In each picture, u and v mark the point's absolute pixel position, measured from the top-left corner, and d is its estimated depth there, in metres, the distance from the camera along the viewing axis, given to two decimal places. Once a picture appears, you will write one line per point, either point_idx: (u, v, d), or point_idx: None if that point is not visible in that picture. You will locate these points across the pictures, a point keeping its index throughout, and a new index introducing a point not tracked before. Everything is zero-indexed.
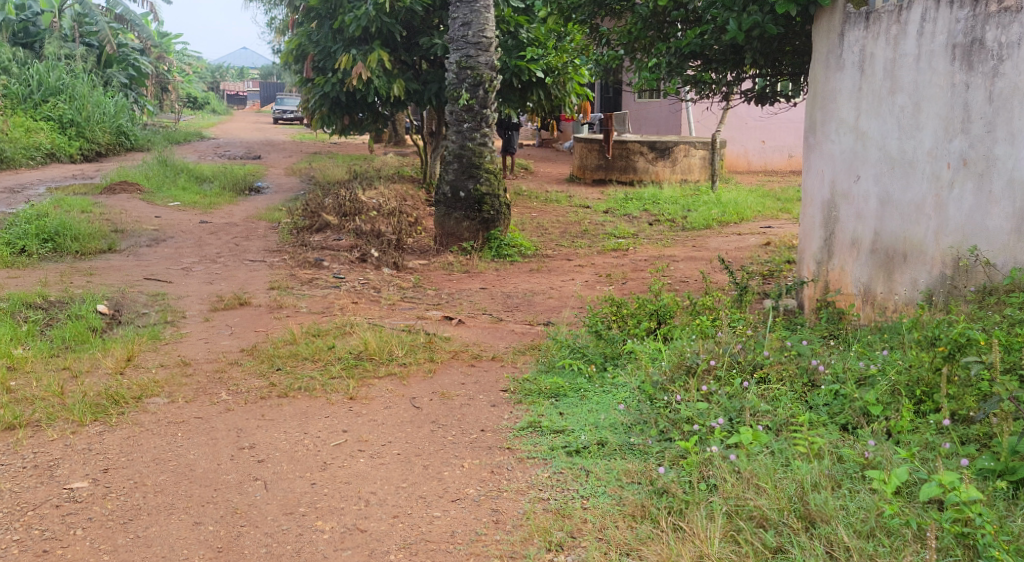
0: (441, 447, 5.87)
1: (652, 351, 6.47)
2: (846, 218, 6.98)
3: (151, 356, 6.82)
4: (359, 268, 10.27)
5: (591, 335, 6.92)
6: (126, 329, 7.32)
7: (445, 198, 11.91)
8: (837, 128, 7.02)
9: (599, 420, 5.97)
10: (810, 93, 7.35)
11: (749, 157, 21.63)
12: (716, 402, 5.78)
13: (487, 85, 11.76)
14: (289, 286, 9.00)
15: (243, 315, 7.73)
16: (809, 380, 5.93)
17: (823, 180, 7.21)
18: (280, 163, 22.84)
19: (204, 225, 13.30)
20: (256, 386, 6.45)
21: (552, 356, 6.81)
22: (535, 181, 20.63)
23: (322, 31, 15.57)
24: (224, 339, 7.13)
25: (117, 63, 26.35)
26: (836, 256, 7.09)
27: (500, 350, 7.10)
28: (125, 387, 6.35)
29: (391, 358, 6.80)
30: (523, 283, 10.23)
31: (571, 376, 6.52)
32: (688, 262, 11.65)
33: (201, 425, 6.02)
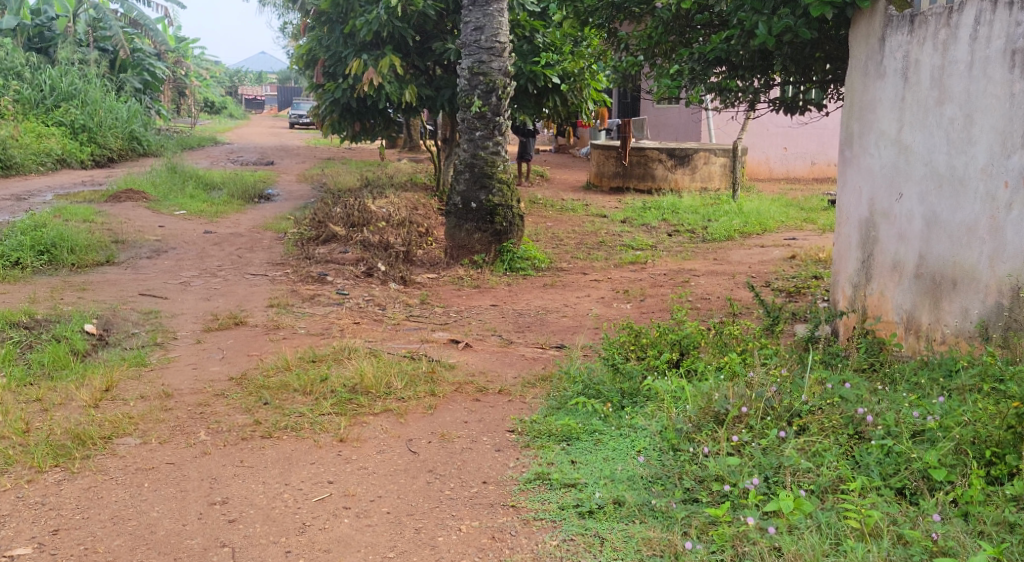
0: (436, 504, 5.37)
1: (674, 391, 5.99)
2: (886, 238, 6.52)
3: (131, 387, 6.40)
4: (364, 283, 9.82)
5: (606, 369, 6.46)
6: (110, 353, 6.88)
7: (456, 209, 11.44)
8: (877, 141, 6.58)
9: (615, 472, 5.49)
10: (847, 103, 6.93)
11: (771, 164, 21.10)
12: (746, 461, 5.31)
13: (500, 91, 11.31)
14: (291, 303, 8.56)
15: (235, 337, 7.28)
16: (855, 431, 5.46)
17: (861, 198, 6.76)
18: (292, 169, 22.43)
19: (210, 234, 12.88)
20: (239, 424, 6.00)
21: (565, 393, 6.35)
22: (552, 188, 20.15)
23: (332, 36, 15.12)
24: (211, 368, 6.69)
25: (132, 68, 26.00)
26: (877, 278, 6.63)
27: (508, 382, 6.64)
28: (96, 425, 5.91)
29: (388, 392, 6.36)
30: (537, 300, 9.75)
31: (585, 416, 6.05)
32: (709, 277, 11.14)
33: (172, 473, 5.55)
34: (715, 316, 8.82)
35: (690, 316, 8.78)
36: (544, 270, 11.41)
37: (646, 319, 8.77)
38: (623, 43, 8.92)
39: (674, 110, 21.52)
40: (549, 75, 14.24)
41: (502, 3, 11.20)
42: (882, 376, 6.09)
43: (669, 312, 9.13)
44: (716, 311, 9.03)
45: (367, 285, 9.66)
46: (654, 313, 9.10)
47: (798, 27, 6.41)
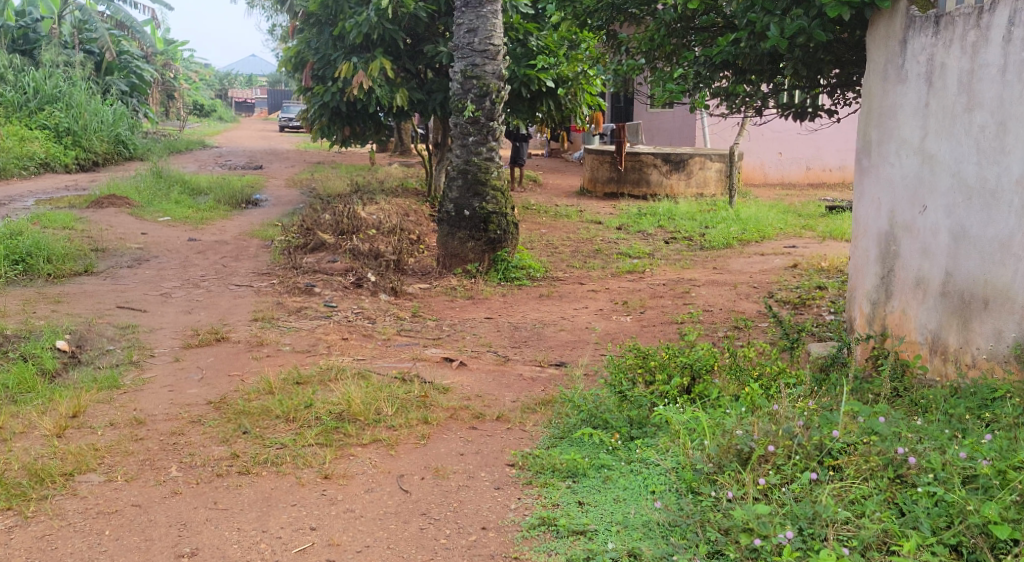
0: (431, 555, 4.99)
1: (690, 424, 5.62)
2: (908, 253, 6.23)
3: (100, 413, 6.03)
4: (354, 295, 9.43)
5: (612, 395, 6.10)
6: (82, 375, 6.50)
7: (448, 216, 11.06)
8: (897, 150, 6.29)
9: (627, 517, 5.14)
10: (864, 109, 6.66)
11: (766, 169, 20.79)
12: (777, 510, 4.93)
13: (493, 95, 10.93)
14: (278, 317, 8.17)
15: (215, 356, 6.89)
16: (896, 474, 5.06)
17: (880, 210, 6.47)
18: (281, 174, 22.02)
19: (194, 242, 12.47)
20: (216, 457, 5.62)
21: (568, 423, 6.00)
22: (545, 194, 19.79)
23: (321, 38, 14.74)
24: (188, 393, 6.30)
25: (119, 71, 25.57)
26: (897, 295, 6.33)
27: (506, 406, 6.29)
28: (58, 459, 5.53)
29: (378, 419, 6.00)
30: (533, 312, 9.39)
31: (591, 448, 5.72)
32: (710, 287, 10.80)
33: (137, 518, 5.16)
34: (720, 330, 8.46)
35: (693, 331, 8.42)
36: (539, 279, 11.06)
37: (648, 334, 8.41)
38: (623, 46, 8.56)
39: (668, 115, 21.17)
40: (543, 79, 13.86)
41: (496, 5, 10.84)
42: (918, 407, 5.74)
43: (671, 325, 8.77)
44: (720, 325, 8.67)
45: (355, 297, 9.27)
46: (655, 326, 8.74)
47: (812, 29, 6.05)
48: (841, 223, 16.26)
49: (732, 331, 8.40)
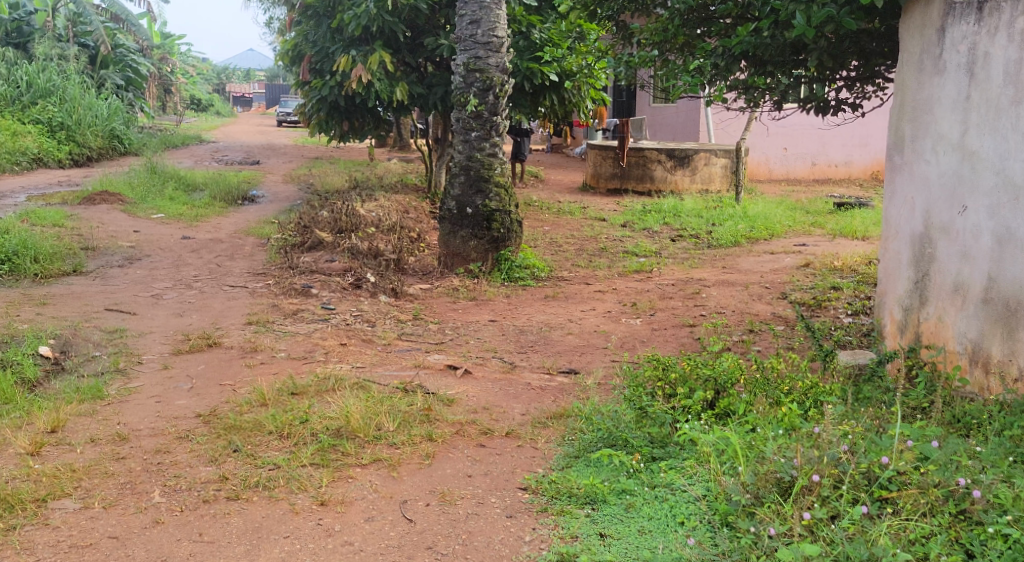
0: None
1: (721, 447, 5.32)
2: (945, 256, 6.08)
3: (80, 429, 5.71)
4: (353, 296, 9.07)
5: (632, 413, 5.78)
6: (64, 386, 6.17)
7: (450, 214, 10.71)
8: (933, 146, 6.14)
9: (656, 553, 4.81)
10: (895, 103, 6.48)
11: (770, 164, 20.43)
12: (827, 551, 4.65)
13: (497, 89, 10.58)
14: (274, 320, 7.81)
15: (206, 365, 6.54)
16: (960, 511, 4.81)
17: (913, 211, 6.32)
18: (279, 169, 21.64)
19: (189, 239, 12.10)
20: (203, 480, 5.28)
21: (583, 439, 5.68)
22: (546, 190, 19.43)
23: (319, 31, 14.39)
24: (175, 405, 5.97)
25: (114, 64, 25.18)
26: (933, 302, 6.18)
27: (515, 421, 5.97)
28: (31, 484, 5.20)
29: (378, 436, 5.67)
30: (539, 314, 9.05)
31: (611, 471, 5.38)
32: (721, 290, 10.48)
33: (114, 552, 4.81)
34: (734, 335, 8.11)
35: (707, 336, 8.06)
36: (544, 279, 10.73)
37: (660, 338, 8.06)
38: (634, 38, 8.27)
39: (671, 110, 20.81)
40: (547, 73, 13.51)
41: None
42: (960, 424, 5.64)
43: (683, 329, 8.43)
44: (735, 329, 8.32)
45: (355, 299, 8.93)
46: (666, 330, 8.40)
47: (841, 17, 5.80)
48: (851, 220, 15.94)
49: (748, 336, 8.05)
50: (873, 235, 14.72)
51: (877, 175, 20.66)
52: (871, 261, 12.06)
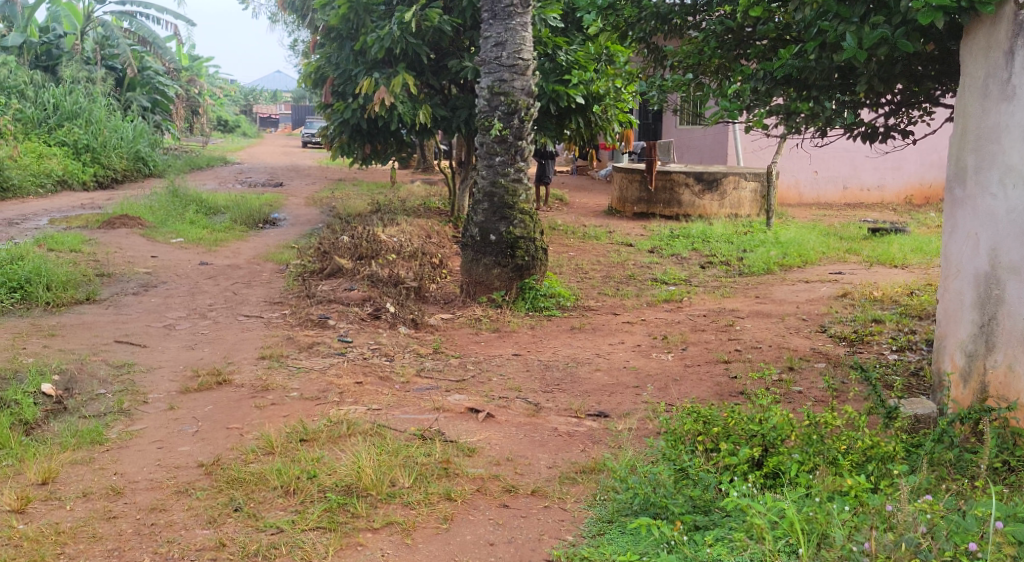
0: None
1: (773, 520, 4.93)
2: (1016, 297, 5.81)
3: (75, 482, 5.42)
4: (372, 326, 8.69)
5: (670, 474, 5.39)
6: (63, 433, 5.86)
7: (473, 241, 10.35)
8: (1001, 179, 5.84)
9: None
10: (955, 132, 6.15)
11: (800, 189, 19.94)
12: None
13: (522, 113, 10.23)
14: (289, 354, 7.44)
15: (213, 407, 6.21)
16: None
17: (976, 248, 6.00)
18: (302, 191, 21.37)
19: (206, 264, 11.76)
20: (199, 545, 4.94)
21: (616, 501, 5.30)
22: (572, 214, 19.05)
23: (342, 53, 14.07)
24: (177, 452, 5.71)
25: (140, 87, 25.02)
26: (1002, 348, 5.90)
27: (541, 476, 5.60)
28: (14, 550, 4.87)
29: (391, 494, 5.32)
30: (565, 347, 8.68)
31: (655, 546, 4.96)
32: (755, 322, 10.10)
33: None
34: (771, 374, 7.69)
35: (742, 375, 7.65)
36: (570, 309, 10.35)
37: (693, 376, 7.65)
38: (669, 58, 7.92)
39: (699, 132, 20.38)
40: (573, 95, 13.15)
41: (526, 17, 10.16)
42: None
43: (717, 365, 8.04)
44: (772, 367, 7.93)
45: (374, 330, 8.56)
46: (699, 366, 8.00)
47: (896, 39, 5.42)
48: (886, 248, 15.54)
49: (786, 376, 7.63)
50: (909, 263, 14.32)
51: (910, 200, 20.21)
52: (909, 291, 11.67)
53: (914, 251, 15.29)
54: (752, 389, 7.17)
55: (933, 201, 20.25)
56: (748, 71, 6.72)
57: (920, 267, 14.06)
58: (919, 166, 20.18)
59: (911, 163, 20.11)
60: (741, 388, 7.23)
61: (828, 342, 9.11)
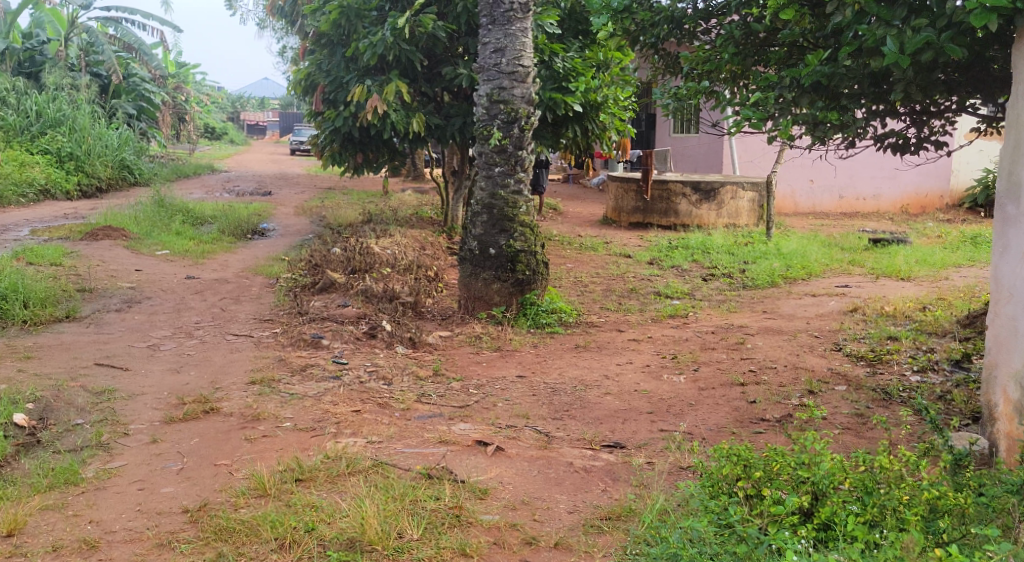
0: None
1: None
2: None
3: (45, 533, 5.04)
4: (367, 345, 8.23)
5: (715, 531, 4.98)
6: (34, 475, 5.44)
7: (471, 255, 9.92)
8: None
9: None
10: (1008, 145, 5.78)
11: (796, 198, 19.57)
12: None
13: (523, 122, 9.80)
14: (281, 377, 7.00)
15: (200, 441, 5.80)
16: None
17: None
18: (291, 201, 20.89)
19: (193, 278, 11.29)
20: None
21: (650, 556, 4.91)
22: (567, 224, 18.63)
23: (333, 60, 13.65)
24: (159, 494, 5.32)
25: (126, 94, 24.50)
26: None
27: (558, 525, 5.24)
28: None
29: (400, 548, 4.95)
30: (571, 368, 8.26)
31: None
32: (766, 340, 9.70)
33: None
34: (791, 400, 7.27)
35: (760, 400, 7.24)
36: (573, 325, 9.93)
37: (708, 401, 7.23)
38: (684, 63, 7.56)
39: (694, 140, 19.92)
40: (570, 103, 12.76)
41: (526, 22, 9.75)
42: None
43: (732, 389, 7.62)
44: (790, 391, 7.51)
45: (370, 350, 8.10)
46: (714, 389, 7.58)
47: (942, 43, 5.20)
48: (890, 260, 15.19)
49: (808, 401, 7.23)
50: (916, 275, 13.97)
51: (907, 209, 19.85)
52: (921, 306, 11.29)
53: (919, 263, 14.94)
54: (774, 417, 6.74)
55: (930, 209, 19.90)
56: (772, 78, 6.35)
57: (927, 280, 13.71)
58: (916, 175, 19.83)
59: (907, 171, 19.76)
60: (762, 414, 6.81)
61: (845, 362, 8.71)
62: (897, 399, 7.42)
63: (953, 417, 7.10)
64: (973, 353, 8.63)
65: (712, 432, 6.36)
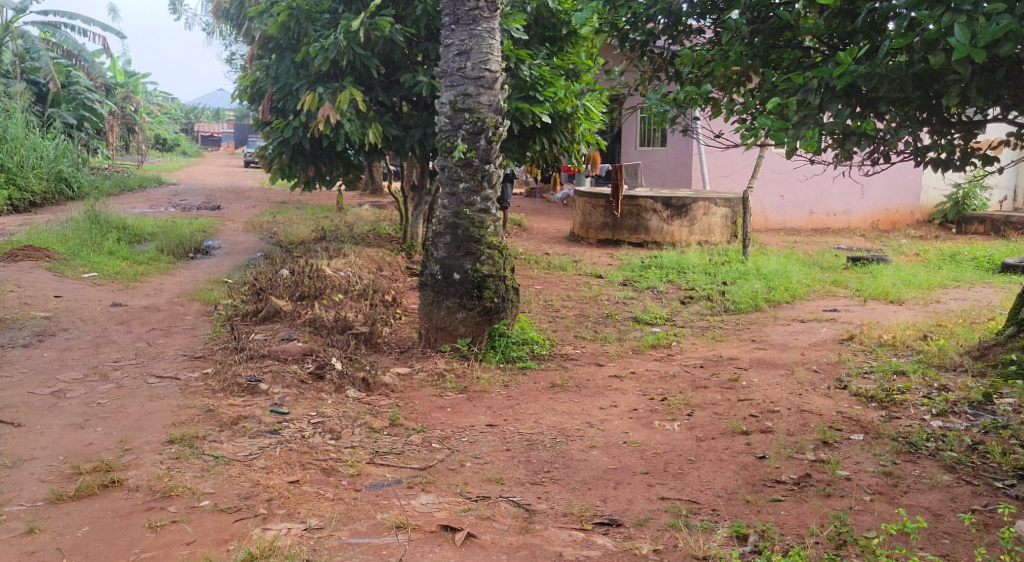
0: None
1: None
2: None
3: None
4: (312, 390, 7.11)
5: None
6: None
7: (433, 280, 8.85)
8: None
9: None
10: None
11: (766, 213, 18.51)
12: None
13: (490, 132, 8.73)
14: (208, 432, 5.97)
15: (90, 530, 5.03)
16: None
17: None
18: (240, 215, 19.67)
19: (119, 305, 10.13)
20: None
21: None
22: (531, 240, 17.61)
23: (282, 65, 12.49)
24: None
25: (66, 103, 23.07)
26: None
27: None
28: None
29: None
30: (549, 414, 7.22)
31: None
32: (762, 376, 8.72)
33: None
34: (806, 454, 6.28)
35: (771, 455, 6.24)
36: (546, 357, 8.90)
37: (711, 456, 6.22)
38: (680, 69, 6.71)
39: (662, 153, 18.90)
40: (539, 114, 11.72)
41: (494, 22, 8.73)
42: None
43: (734, 439, 6.63)
44: (803, 442, 6.53)
45: (316, 397, 6.99)
46: (714, 441, 6.57)
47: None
48: (873, 280, 14.33)
49: (824, 455, 6.26)
50: (905, 298, 13.10)
51: (877, 225, 19.06)
52: (921, 334, 10.37)
53: (904, 284, 14.09)
54: (791, 478, 5.80)
55: (901, 226, 19.18)
56: (791, 81, 5.41)
57: (917, 303, 12.84)
58: (887, 191, 19.05)
59: (877, 187, 18.96)
60: (778, 474, 5.87)
61: (854, 404, 7.71)
62: (926, 452, 6.45)
63: (991, 476, 6.15)
64: (993, 392, 7.67)
65: (723, 500, 5.56)
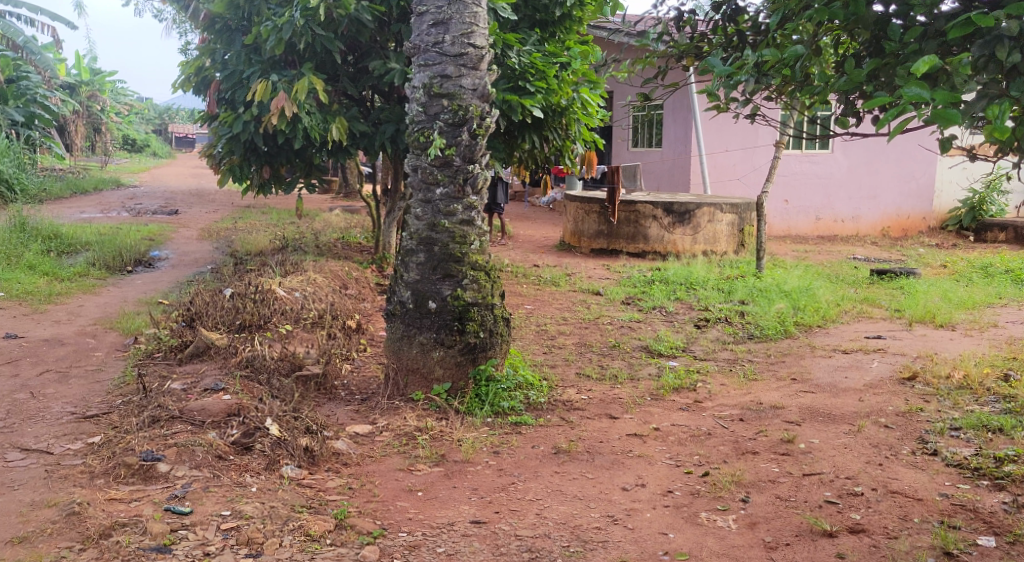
0: None
1: None
2: None
3: None
4: (231, 472, 5.38)
5: None
6: None
7: (402, 309, 6.92)
8: None
9: None
10: None
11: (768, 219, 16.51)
12: None
13: (475, 124, 6.80)
14: (60, 552, 4.63)
15: None
16: None
17: None
18: (197, 221, 17.63)
19: (13, 338, 8.17)
20: None
21: None
22: (518, 249, 15.68)
23: (230, 50, 10.54)
24: None
25: (14, 99, 20.44)
26: None
27: None
28: None
29: None
30: (556, 504, 5.33)
31: None
32: (823, 436, 6.66)
33: None
34: None
35: None
36: (544, 407, 6.95)
37: None
38: (762, 29, 5.03)
39: (657, 155, 16.95)
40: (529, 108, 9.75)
41: None
42: None
43: (818, 549, 5.00)
44: (917, 554, 4.94)
45: (235, 483, 5.26)
46: (792, 552, 4.98)
47: None
48: (910, 298, 12.42)
49: None
50: (956, 321, 11.21)
51: (887, 232, 16.94)
52: (1000, 373, 8.21)
53: (947, 302, 12.19)
54: None
55: (913, 234, 17.01)
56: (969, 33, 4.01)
57: (972, 328, 10.93)
58: (898, 195, 16.88)
59: (889, 191, 16.79)
60: None
61: (958, 482, 5.73)
62: None
63: None
64: None
65: None
